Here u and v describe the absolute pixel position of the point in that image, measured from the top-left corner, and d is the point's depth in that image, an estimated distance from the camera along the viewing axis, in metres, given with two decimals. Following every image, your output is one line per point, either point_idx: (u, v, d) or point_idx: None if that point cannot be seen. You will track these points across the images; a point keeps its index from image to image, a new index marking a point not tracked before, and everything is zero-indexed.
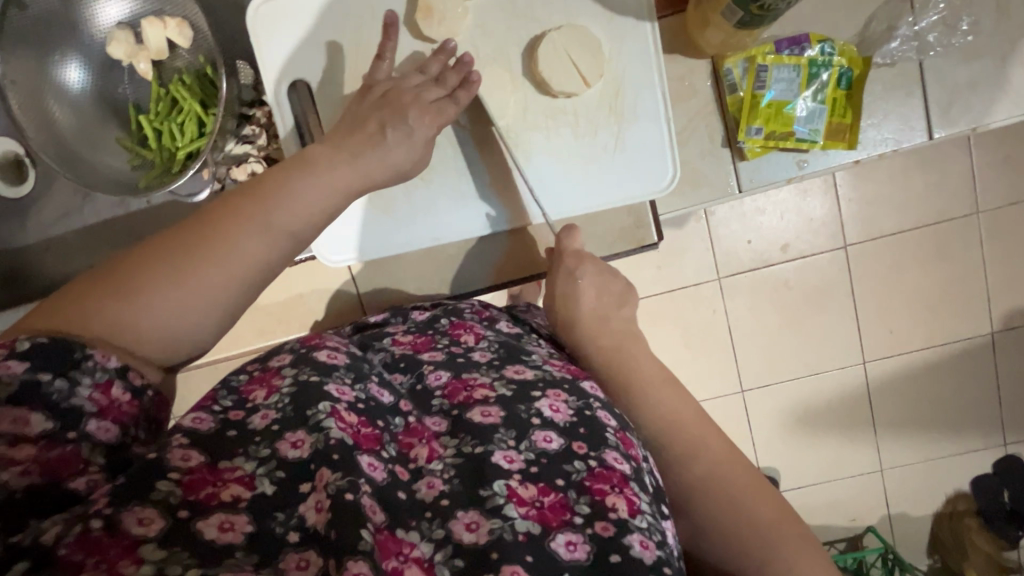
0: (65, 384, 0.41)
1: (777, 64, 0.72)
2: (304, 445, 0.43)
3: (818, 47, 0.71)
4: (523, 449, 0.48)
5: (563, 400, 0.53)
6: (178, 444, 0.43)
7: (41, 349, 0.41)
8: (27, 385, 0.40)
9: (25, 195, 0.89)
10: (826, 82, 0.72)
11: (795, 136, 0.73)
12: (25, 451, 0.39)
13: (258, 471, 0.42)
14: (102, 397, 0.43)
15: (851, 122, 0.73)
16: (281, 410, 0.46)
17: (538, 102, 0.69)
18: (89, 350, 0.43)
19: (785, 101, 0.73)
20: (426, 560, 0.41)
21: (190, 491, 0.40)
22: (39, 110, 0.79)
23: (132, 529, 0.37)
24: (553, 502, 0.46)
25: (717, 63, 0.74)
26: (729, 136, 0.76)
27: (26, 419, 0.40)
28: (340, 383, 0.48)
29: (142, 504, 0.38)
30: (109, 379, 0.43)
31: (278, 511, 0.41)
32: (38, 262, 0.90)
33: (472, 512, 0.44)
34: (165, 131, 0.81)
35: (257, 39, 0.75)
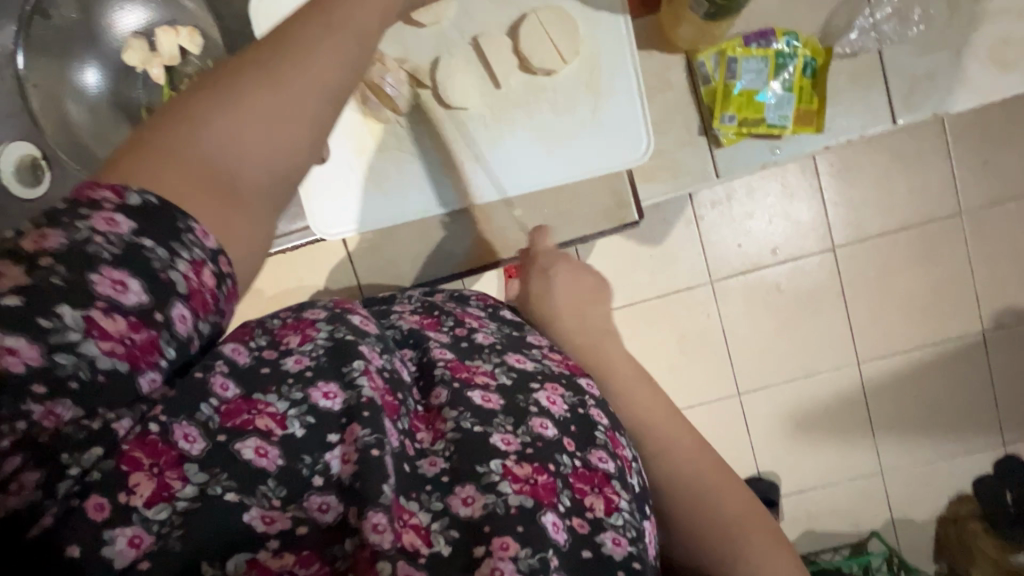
0: (166, 254, 0.37)
1: (746, 56, 0.77)
2: (335, 398, 0.42)
3: (783, 40, 0.77)
4: (520, 432, 0.48)
5: (559, 394, 0.54)
6: (220, 372, 0.40)
7: (149, 213, 0.37)
8: (132, 251, 0.36)
9: None
10: (792, 72, 0.77)
11: (767, 122, 0.78)
12: (116, 324, 0.35)
13: (291, 411, 0.40)
14: (194, 277, 0.38)
15: (817, 108, 0.78)
16: (316, 359, 0.43)
17: (518, 81, 0.73)
18: (192, 223, 0.39)
19: (755, 89, 0.77)
20: (423, 528, 0.41)
21: (228, 419, 0.38)
22: (59, 108, 0.86)
23: (179, 444, 0.37)
24: (545, 481, 0.46)
25: (690, 58, 0.79)
26: (705, 124, 0.80)
27: (124, 283, 0.35)
28: (372, 347, 0.46)
29: (189, 421, 0.37)
30: (203, 259, 0.39)
31: (305, 455, 0.40)
32: None
33: (471, 486, 0.43)
34: None
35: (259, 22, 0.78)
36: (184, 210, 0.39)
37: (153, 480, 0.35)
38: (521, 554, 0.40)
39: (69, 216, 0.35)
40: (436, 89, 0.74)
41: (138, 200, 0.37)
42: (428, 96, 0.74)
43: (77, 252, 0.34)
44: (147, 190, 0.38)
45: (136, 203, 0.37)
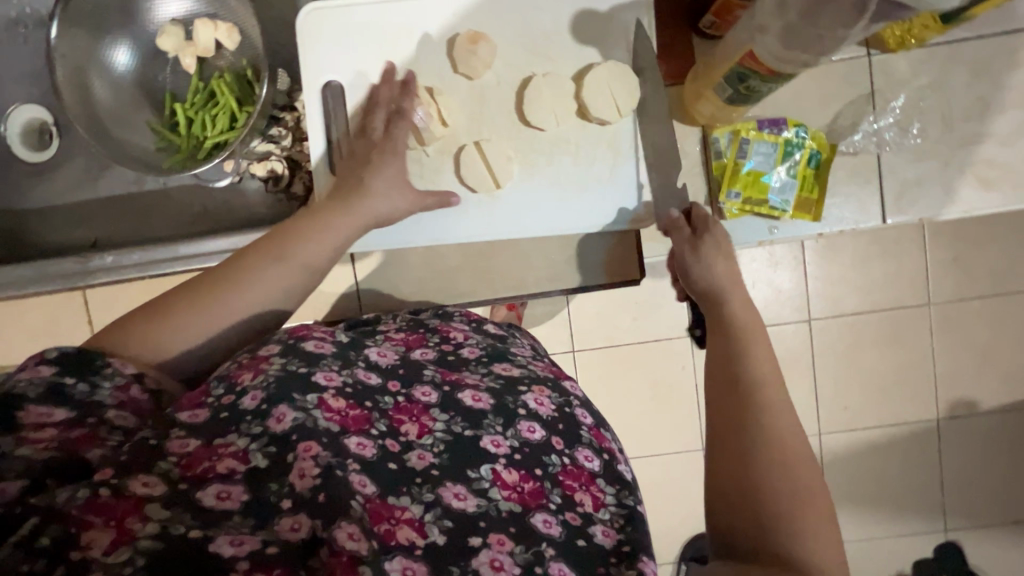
0: (86, 386, 0.49)
1: (758, 139, 0.82)
2: (285, 420, 0.45)
3: (794, 130, 0.82)
4: (509, 435, 0.53)
5: (546, 395, 0.59)
6: (177, 436, 0.45)
7: (69, 357, 0.50)
8: (53, 388, 0.48)
9: (42, 162, 0.93)
10: (798, 161, 0.82)
11: (769, 203, 0.83)
12: (48, 434, 0.46)
13: (251, 446, 0.44)
14: (120, 394, 0.51)
15: (817, 198, 0.83)
16: (267, 388, 0.47)
17: (547, 132, 0.76)
18: (107, 359, 0.51)
19: (762, 171, 0.82)
20: (416, 521, 0.45)
21: (188, 468, 0.44)
22: (82, 83, 0.85)
23: (139, 490, 0.42)
24: (531, 488, 0.51)
25: (706, 132, 0.83)
26: (711, 196, 0.85)
27: (50, 412, 0.47)
28: (328, 370, 0.51)
29: (146, 473, 0.43)
30: (127, 380, 0.52)
31: (272, 481, 0.44)
32: (42, 227, 0.93)
33: (461, 485, 0.48)
34: (197, 120, 0.87)
35: (301, 30, 0.76)
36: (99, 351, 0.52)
37: (108, 531, 0.40)
38: (517, 550, 0.46)
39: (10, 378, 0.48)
40: (466, 126, 0.76)
41: (56, 353, 0.50)
42: (455, 131, 0.76)
43: (6, 396, 0.47)
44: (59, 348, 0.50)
45: (55, 355, 0.49)
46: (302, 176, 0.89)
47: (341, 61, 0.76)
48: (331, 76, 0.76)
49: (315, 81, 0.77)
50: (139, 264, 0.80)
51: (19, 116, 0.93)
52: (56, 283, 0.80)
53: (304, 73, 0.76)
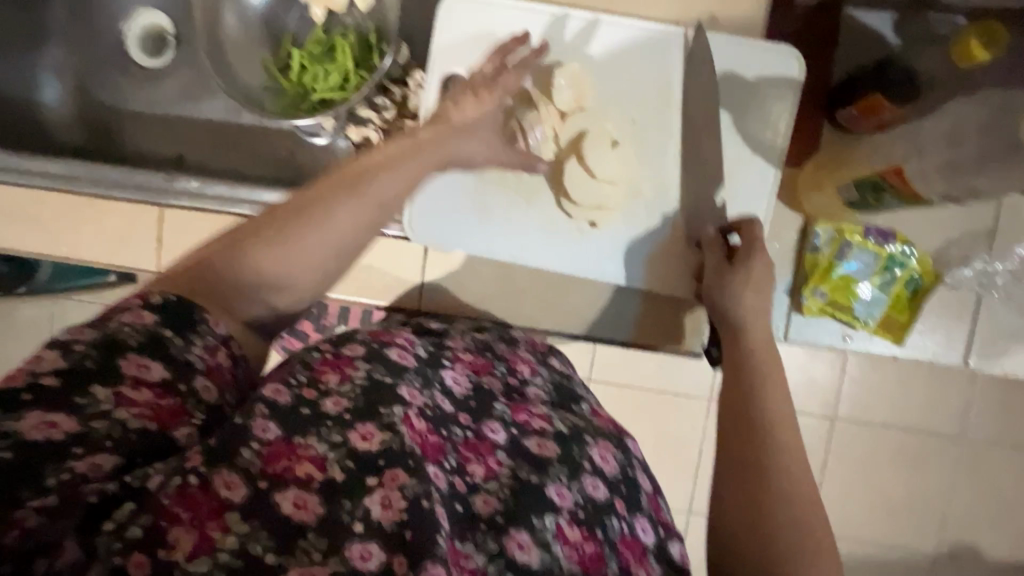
0: (181, 341, 0.45)
1: (861, 246, 0.78)
2: (373, 440, 0.43)
3: (900, 246, 0.78)
4: (574, 489, 0.48)
5: (611, 453, 0.53)
6: (260, 415, 0.42)
7: (169, 307, 0.46)
8: (155, 339, 0.44)
9: (155, 70, 0.95)
10: (896, 278, 0.78)
11: (854, 311, 0.79)
12: (143, 395, 0.42)
13: (331, 454, 0.42)
14: (209, 357, 0.47)
15: (904, 319, 0.79)
16: (353, 400, 0.45)
17: (654, 185, 0.73)
18: (203, 314, 0.48)
19: (857, 278, 0.78)
20: (477, 572, 0.42)
21: (268, 464, 0.41)
22: (214, 11, 0.85)
23: (221, 492, 0.39)
24: (592, 552, 0.46)
25: (808, 223, 0.80)
26: (795, 287, 0.81)
27: (147, 365, 0.43)
28: (412, 386, 0.48)
29: (229, 470, 0.40)
30: (217, 342, 0.48)
31: (345, 499, 0.40)
32: (136, 130, 0.95)
33: (526, 534, 0.44)
34: (311, 71, 0.87)
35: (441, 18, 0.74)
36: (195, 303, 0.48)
37: (191, 532, 0.37)
38: None
39: (102, 320, 0.44)
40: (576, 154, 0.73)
41: (160, 300, 0.46)
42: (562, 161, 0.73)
43: (109, 341, 0.42)
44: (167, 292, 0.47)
45: (157, 302, 0.46)
46: None
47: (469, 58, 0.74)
48: (455, 70, 0.74)
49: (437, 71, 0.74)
50: (224, 195, 0.81)
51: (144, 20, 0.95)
52: (145, 197, 0.81)
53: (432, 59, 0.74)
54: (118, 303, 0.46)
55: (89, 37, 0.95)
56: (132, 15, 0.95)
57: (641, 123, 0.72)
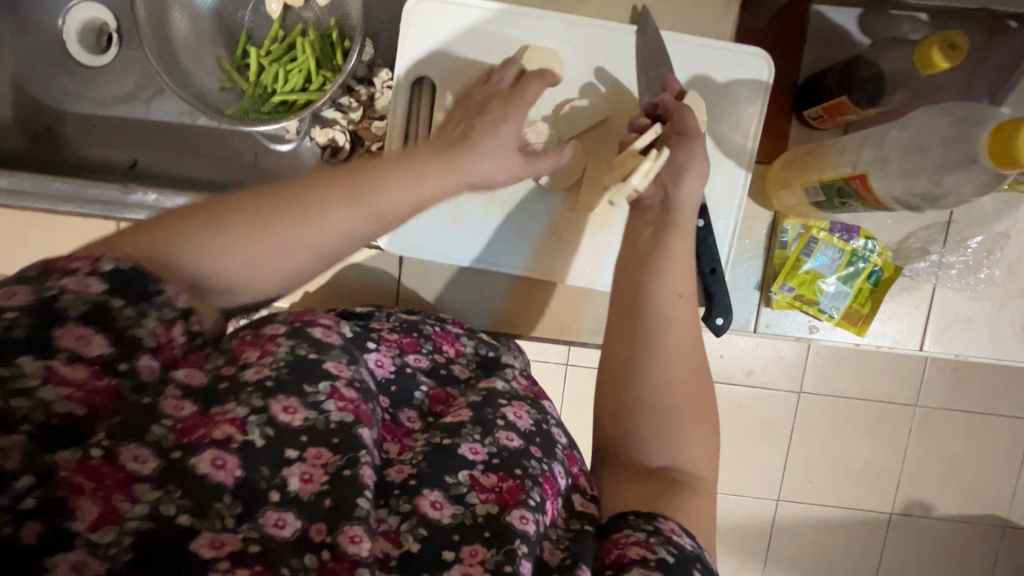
0: (135, 312, 0.42)
1: (826, 241, 0.81)
2: (296, 413, 0.44)
3: (863, 241, 0.81)
4: (486, 443, 0.51)
5: (525, 410, 0.57)
6: (172, 395, 0.43)
7: (121, 273, 0.42)
8: (100, 307, 0.41)
9: (99, 67, 0.89)
10: (860, 272, 0.81)
11: (819, 305, 0.82)
12: (78, 373, 0.40)
13: (251, 417, 0.43)
14: (161, 333, 0.43)
15: (867, 311, 0.82)
16: (276, 370, 0.46)
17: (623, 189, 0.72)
18: (163, 283, 0.43)
19: (822, 272, 0.81)
20: (392, 532, 0.44)
21: (183, 435, 0.42)
22: (162, 11, 0.81)
23: (127, 465, 0.39)
24: (510, 487, 0.48)
25: (777, 220, 0.82)
26: (764, 282, 0.84)
27: (90, 337, 0.40)
28: (339, 361, 0.50)
29: (137, 444, 0.40)
30: (172, 317, 0.44)
31: (264, 467, 0.42)
32: (83, 134, 0.89)
33: (438, 492, 0.47)
34: (269, 70, 0.82)
35: (406, 19, 0.70)
36: (155, 275, 0.43)
37: (96, 504, 0.37)
38: (488, 556, 0.44)
39: (43, 272, 0.40)
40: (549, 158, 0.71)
41: (111, 265, 0.42)
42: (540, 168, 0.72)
43: (46, 307, 0.39)
44: (120, 258, 0.42)
45: (109, 267, 0.42)
46: (360, 153, 0.84)
47: (437, 59, 0.71)
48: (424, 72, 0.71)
49: (407, 70, 0.71)
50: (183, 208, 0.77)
51: (82, 12, 0.88)
52: (94, 208, 0.77)
53: (397, 61, 0.70)
54: (69, 253, 0.42)
55: (23, 31, 0.87)
56: (70, 7, 0.88)
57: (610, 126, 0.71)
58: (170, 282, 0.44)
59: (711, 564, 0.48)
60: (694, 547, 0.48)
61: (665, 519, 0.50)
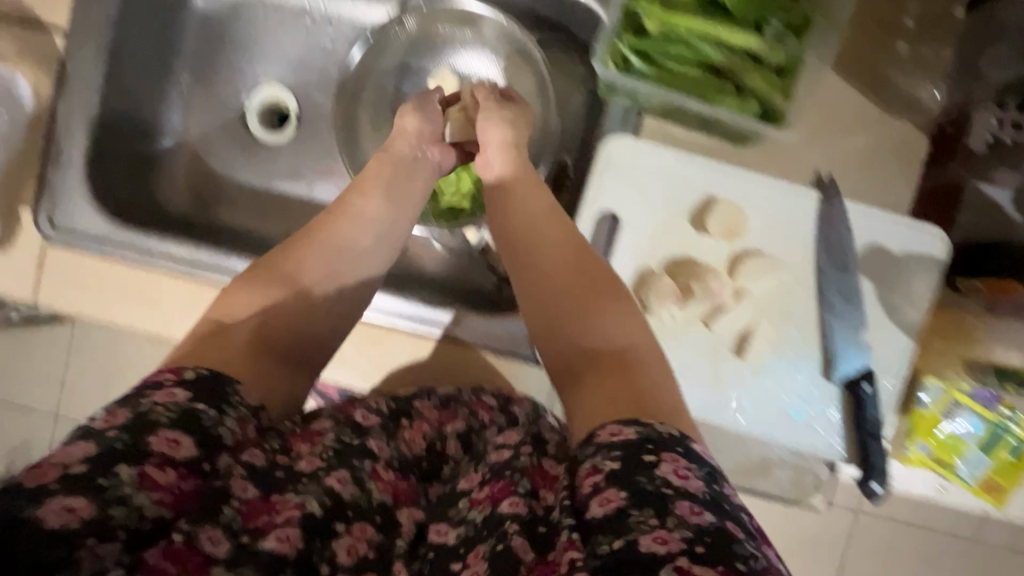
0: (214, 413, 0.52)
1: (968, 406, 0.80)
2: (344, 483, 0.55)
3: (1005, 409, 0.80)
4: (481, 468, 0.59)
5: (513, 435, 0.62)
6: (239, 476, 0.51)
7: (203, 382, 0.54)
8: (186, 414, 0.50)
9: (271, 144, 0.95)
10: (999, 441, 0.80)
11: (954, 467, 0.82)
12: (167, 476, 0.47)
13: (307, 499, 0.52)
14: (237, 428, 0.53)
15: (1005, 483, 0.81)
16: (326, 459, 0.56)
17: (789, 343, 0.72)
18: (234, 388, 0.56)
19: (960, 436, 0.80)
20: None
21: (249, 519, 0.50)
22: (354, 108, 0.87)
23: (204, 548, 0.47)
24: (512, 503, 0.54)
25: (916, 376, 0.83)
26: (897, 436, 0.83)
27: (178, 441, 0.49)
28: (378, 441, 0.60)
29: (212, 527, 0.48)
30: (245, 414, 0.55)
31: (318, 540, 0.51)
32: (245, 204, 0.93)
33: (442, 522, 0.56)
34: (440, 174, 0.87)
35: (598, 163, 0.72)
36: (229, 378, 0.57)
37: None
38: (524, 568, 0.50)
39: (138, 396, 0.51)
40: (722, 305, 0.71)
41: (194, 374, 0.55)
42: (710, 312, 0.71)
43: (139, 422, 0.48)
44: (200, 367, 0.56)
45: (192, 377, 0.54)
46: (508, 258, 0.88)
47: (625, 200, 0.73)
48: (609, 209, 0.73)
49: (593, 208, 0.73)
50: None
51: (267, 93, 0.94)
52: None
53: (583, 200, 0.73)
54: (159, 371, 0.55)
55: (212, 105, 0.94)
56: (256, 88, 0.94)
57: (786, 283, 0.71)
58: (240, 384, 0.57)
59: (669, 431, 0.54)
60: (644, 430, 0.54)
61: (666, 462, 0.50)
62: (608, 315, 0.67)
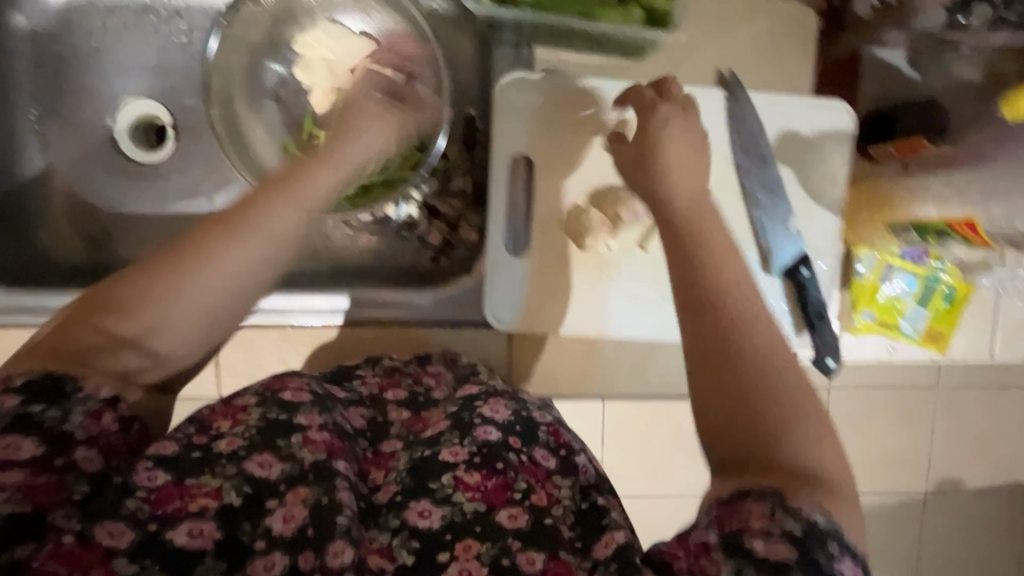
0: (58, 412, 0.47)
1: (903, 268, 0.84)
2: (270, 467, 0.53)
3: (938, 263, 0.84)
4: (465, 443, 0.58)
5: (502, 404, 0.64)
6: (146, 466, 0.51)
7: (37, 386, 0.47)
8: (22, 418, 0.46)
9: (154, 165, 0.86)
10: (935, 294, 0.84)
11: (900, 327, 0.86)
12: (13, 476, 0.45)
13: (224, 484, 0.52)
14: (92, 424, 0.49)
15: (946, 330, 0.86)
16: (246, 437, 0.55)
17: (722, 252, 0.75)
18: (77, 384, 0.48)
19: (899, 297, 0.85)
20: (385, 548, 0.52)
21: (158, 505, 0.50)
22: (232, 111, 0.80)
23: (104, 541, 0.47)
24: (495, 484, 0.55)
25: (852, 250, 0.85)
26: (844, 310, 0.87)
27: (15, 445, 0.46)
28: (309, 412, 0.58)
29: (112, 521, 0.47)
30: (99, 407, 0.49)
31: (247, 523, 0.51)
32: (144, 237, 0.86)
33: (424, 502, 0.54)
34: None
35: (497, 105, 0.71)
36: (71, 372, 0.48)
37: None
38: (483, 551, 0.51)
39: None
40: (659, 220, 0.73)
41: (20, 381, 0.47)
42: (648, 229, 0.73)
43: (2, 427, 0.45)
44: (24, 372, 0.47)
45: (19, 384, 0.46)
46: (440, 227, 0.84)
47: (533, 137, 0.72)
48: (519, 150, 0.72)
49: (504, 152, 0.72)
50: (283, 309, 0.80)
51: (131, 109, 0.84)
52: None
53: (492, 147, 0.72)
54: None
55: (75, 135, 0.84)
56: (118, 106, 0.84)
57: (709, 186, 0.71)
58: (88, 378, 0.49)
59: (852, 541, 0.41)
60: (831, 522, 0.41)
61: (758, 495, 0.41)
62: (719, 263, 0.49)
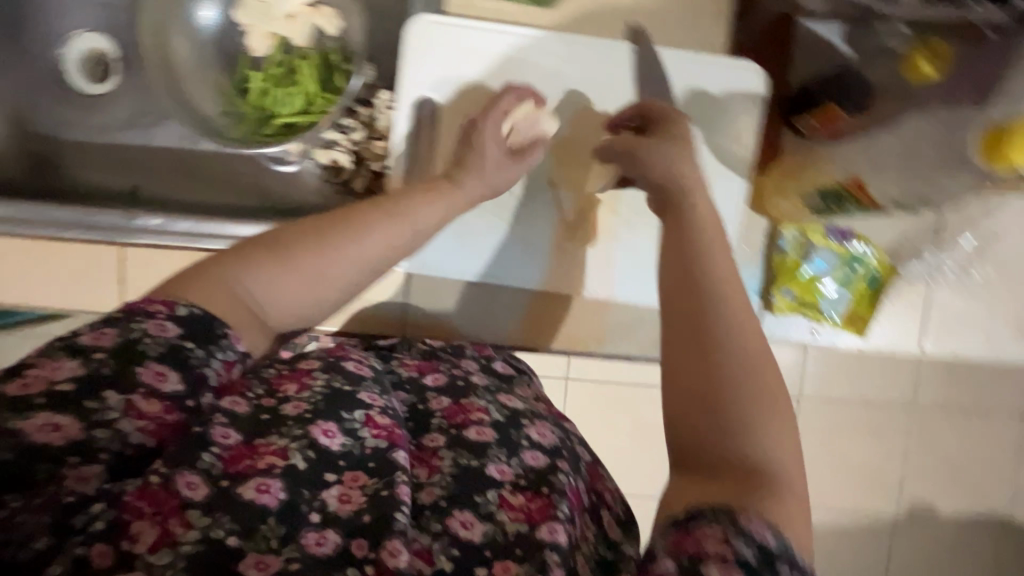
0: (203, 353, 0.42)
1: (825, 245, 0.81)
2: (333, 437, 0.45)
3: (861, 243, 0.82)
4: (513, 463, 0.49)
5: (548, 428, 0.54)
6: (219, 423, 0.43)
7: (195, 321, 0.43)
8: (175, 350, 0.41)
9: (95, 95, 0.88)
10: (858, 275, 0.83)
11: (821, 308, 0.84)
12: (152, 407, 0.40)
13: (292, 445, 0.43)
14: (225, 373, 0.44)
15: (868, 314, 0.85)
16: (314, 403, 0.47)
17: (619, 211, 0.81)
18: (229, 329, 0.44)
19: (822, 276, 0.82)
20: (425, 551, 0.42)
21: (231, 464, 0.41)
22: (163, 37, 0.86)
23: (181, 491, 0.39)
24: (540, 504, 0.46)
25: (774, 226, 0.83)
26: (766, 287, 0.84)
27: (166, 373, 0.41)
28: (371, 391, 0.50)
29: (191, 470, 0.40)
30: (235, 358, 0.44)
31: (304, 488, 0.42)
32: (73, 163, 0.87)
33: (466, 511, 0.45)
34: (272, 94, 0.85)
35: (408, 46, 0.73)
36: (224, 319, 0.44)
37: (154, 527, 0.38)
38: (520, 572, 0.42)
39: (127, 317, 0.42)
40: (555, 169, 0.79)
41: (184, 312, 0.43)
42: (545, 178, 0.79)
43: (127, 350, 0.40)
44: (194, 303, 0.43)
45: (182, 315, 0.42)
46: (364, 173, 0.85)
47: (441, 81, 0.74)
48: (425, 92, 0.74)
49: (411, 93, 0.74)
50: (188, 232, 0.78)
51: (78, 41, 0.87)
52: (94, 234, 0.78)
53: (398, 87, 0.74)
54: (147, 299, 0.43)
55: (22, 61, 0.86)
56: (65, 37, 0.87)
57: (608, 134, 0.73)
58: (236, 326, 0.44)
59: (803, 562, 0.34)
60: (781, 544, 0.34)
61: (746, 516, 0.35)
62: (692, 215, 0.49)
